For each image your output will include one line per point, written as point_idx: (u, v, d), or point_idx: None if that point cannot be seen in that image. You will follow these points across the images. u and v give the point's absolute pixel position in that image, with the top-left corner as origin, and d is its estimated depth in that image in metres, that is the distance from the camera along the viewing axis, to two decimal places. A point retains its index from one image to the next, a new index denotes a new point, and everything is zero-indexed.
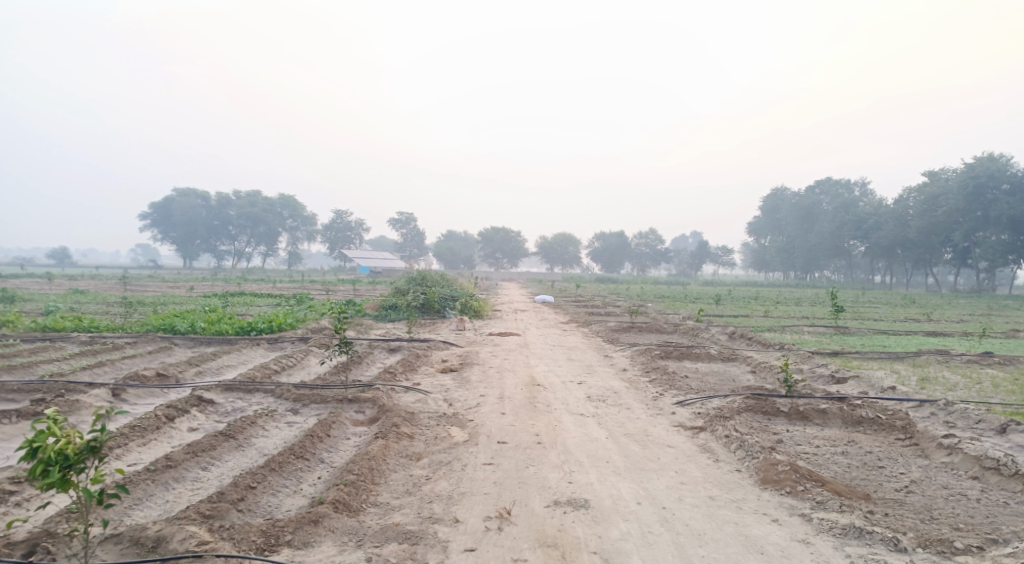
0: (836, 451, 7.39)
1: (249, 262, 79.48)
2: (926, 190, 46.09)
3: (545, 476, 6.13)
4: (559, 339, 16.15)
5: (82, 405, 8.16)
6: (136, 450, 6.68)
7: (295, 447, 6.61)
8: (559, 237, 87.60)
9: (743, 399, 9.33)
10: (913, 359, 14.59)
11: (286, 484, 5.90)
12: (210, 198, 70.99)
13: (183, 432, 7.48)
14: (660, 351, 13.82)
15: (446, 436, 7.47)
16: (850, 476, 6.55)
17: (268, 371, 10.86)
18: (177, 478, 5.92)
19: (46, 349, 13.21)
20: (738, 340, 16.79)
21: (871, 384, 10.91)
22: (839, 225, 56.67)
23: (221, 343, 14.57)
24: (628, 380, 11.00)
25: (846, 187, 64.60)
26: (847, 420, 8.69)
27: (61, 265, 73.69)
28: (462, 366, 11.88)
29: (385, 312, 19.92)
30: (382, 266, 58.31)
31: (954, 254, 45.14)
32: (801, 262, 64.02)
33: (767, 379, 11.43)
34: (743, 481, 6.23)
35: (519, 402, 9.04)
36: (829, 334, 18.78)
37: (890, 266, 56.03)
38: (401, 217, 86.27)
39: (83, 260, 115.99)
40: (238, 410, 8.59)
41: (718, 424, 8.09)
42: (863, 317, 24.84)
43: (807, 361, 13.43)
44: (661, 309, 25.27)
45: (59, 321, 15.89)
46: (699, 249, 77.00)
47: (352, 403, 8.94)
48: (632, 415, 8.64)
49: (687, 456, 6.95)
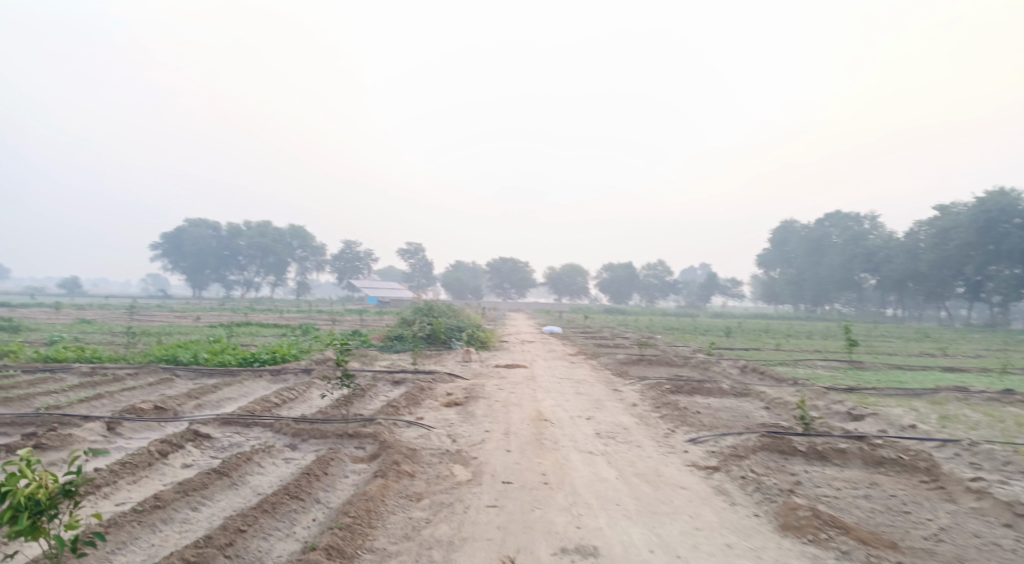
0: (858, 495, 7.02)
1: (257, 292, 79.58)
2: (937, 223, 45.80)
3: (552, 520, 5.81)
4: (567, 372, 15.81)
5: (74, 440, 7.95)
6: (125, 488, 6.42)
7: (289, 487, 6.32)
8: (567, 268, 87.50)
9: (758, 437, 8.98)
10: (932, 396, 14.12)
11: (279, 526, 5.62)
12: (221, 228, 71.50)
13: (176, 469, 7.22)
14: (670, 386, 13.44)
15: (448, 475, 7.17)
16: (874, 522, 6.19)
17: (268, 403, 10.60)
18: (165, 519, 5.65)
19: (46, 380, 13.02)
20: (750, 374, 16.39)
21: (890, 422, 10.50)
22: (849, 257, 56.24)
23: (223, 374, 14.35)
24: (637, 415, 10.66)
25: (856, 219, 64.38)
26: (867, 460, 8.33)
27: (71, 294, 74.02)
28: (467, 400, 11.56)
29: (390, 343, 19.64)
30: (389, 297, 58.17)
31: (966, 288, 44.58)
32: (811, 294, 63.47)
33: (782, 416, 11.05)
34: (761, 527, 5.88)
35: (525, 438, 8.72)
36: (843, 369, 18.34)
37: (901, 300, 55.38)
38: (410, 248, 86.49)
39: (94, 289, 117.07)
40: (235, 446, 8.32)
41: (733, 464, 7.75)
42: (877, 351, 24.32)
43: (822, 397, 13.01)
44: (670, 342, 24.86)
45: (62, 351, 15.73)
46: (708, 281, 76.50)
47: (353, 438, 8.66)
48: (643, 453, 8.30)
49: (702, 498, 6.60)
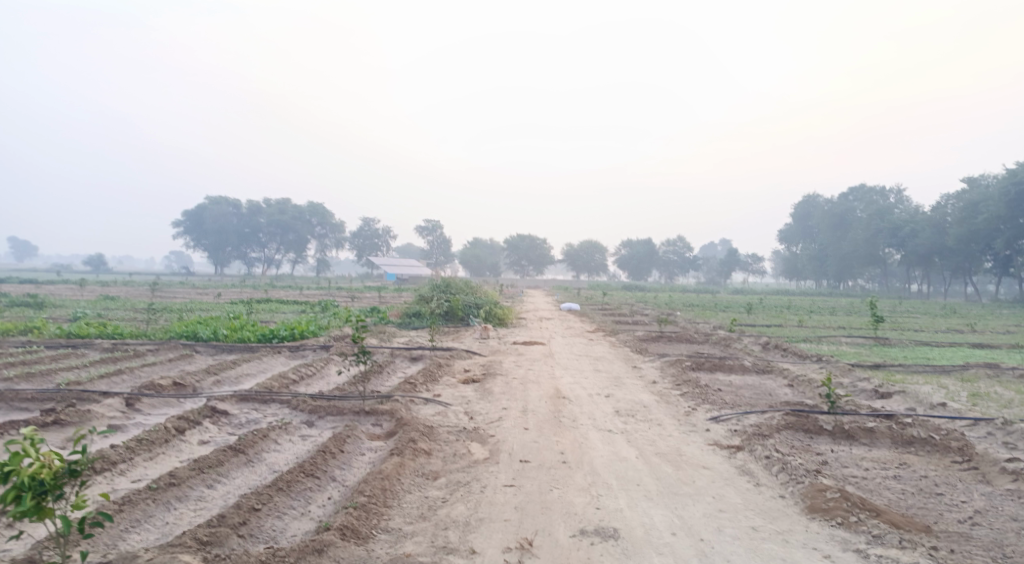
0: (888, 476, 6.79)
1: (278, 269, 80.12)
2: (966, 197, 44.58)
3: (571, 501, 5.67)
4: (585, 349, 15.63)
5: (93, 416, 7.99)
6: (142, 465, 6.41)
7: (305, 464, 6.25)
8: (585, 244, 87.02)
9: (782, 416, 8.75)
10: (961, 374, 13.75)
11: (293, 505, 5.55)
12: (240, 205, 71.82)
13: (193, 446, 7.19)
14: (691, 363, 13.22)
15: (465, 453, 7.06)
16: (906, 504, 5.97)
17: (285, 380, 10.57)
18: (180, 497, 5.62)
19: (68, 356, 13.13)
20: (773, 350, 16.09)
21: (919, 400, 10.20)
22: (874, 232, 55.15)
23: (243, 350, 14.39)
24: (658, 393, 10.47)
25: (880, 194, 63.03)
26: (897, 440, 8.08)
27: (96, 272, 74.93)
28: (484, 377, 11.44)
29: (408, 320, 19.60)
30: (407, 273, 58.21)
31: (995, 263, 43.41)
32: (834, 270, 62.44)
33: (806, 394, 10.80)
34: (788, 509, 5.69)
35: (544, 417, 8.58)
36: (869, 345, 17.97)
37: (927, 275, 54.24)
38: (427, 225, 86.45)
39: (119, 266, 118.96)
40: (252, 423, 8.29)
41: (757, 444, 7.54)
42: (902, 327, 23.82)
43: (848, 374, 12.71)
44: (690, 318, 24.55)
45: (84, 327, 15.86)
46: (728, 257, 75.62)
47: (370, 416, 8.58)
48: (664, 432, 8.13)
49: (725, 479, 6.42)
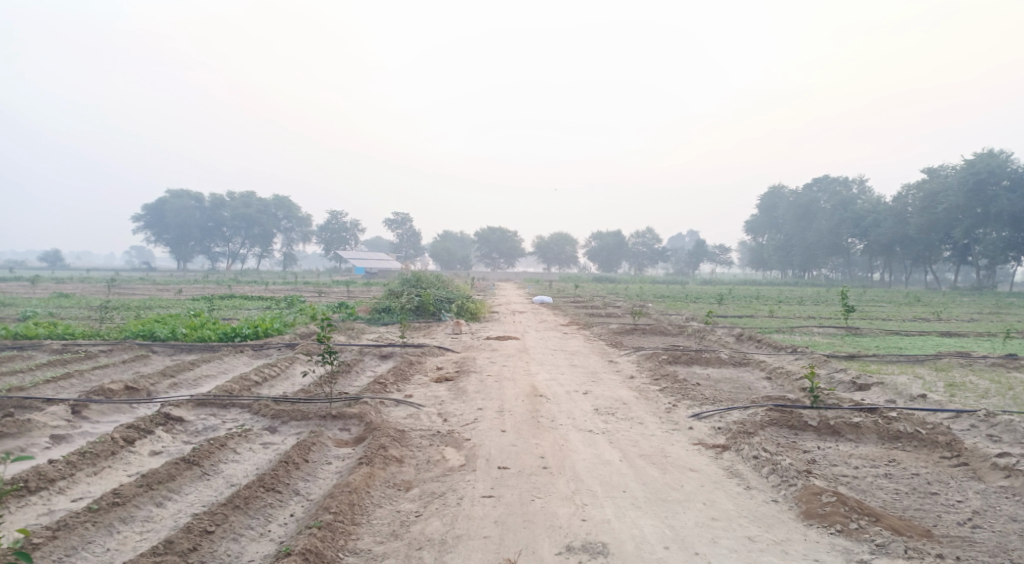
0: (878, 474, 6.57)
1: (243, 264, 78.39)
2: (925, 187, 45.37)
3: (554, 512, 5.29)
4: (560, 343, 15.29)
5: (34, 426, 7.32)
6: (85, 481, 5.83)
7: (264, 478, 5.75)
8: (555, 236, 86.84)
9: (765, 412, 8.50)
10: (935, 363, 13.77)
11: (251, 525, 5.07)
12: (203, 199, 69.99)
13: (143, 457, 6.61)
14: (667, 356, 12.98)
15: (440, 460, 6.61)
16: (901, 506, 5.76)
17: (247, 382, 9.98)
18: (125, 519, 5.07)
19: (12, 359, 12.30)
20: (747, 342, 15.95)
21: (899, 392, 10.06)
22: (837, 222, 55.90)
23: (204, 351, 13.72)
24: (636, 389, 10.15)
25: (844, 183, 63.91)
26: (883, 435, 7.89)
27: (51, 268, 72.17)
28: (458, 374, 11.00)
29: (378, 315, 19.05)
30: (377, 267, 57.23)
31: (954, 251, 44.36)
32: (799, 260, 63.28)
33: (786, 387, 10.59)
34: (782, 515, 5.44)
35: (521, 417, 8.19)
36: (841, 335, 17.97)
37: (889, 264, 55.25)
38: (396, 217, 85.18)
39: (77, 262, 115.32)
40: (210, 430, 7.72)
41: (744, 442, 7.24)
42: (870, 316, 24.01)
43: (825, 365, 12.59)
44: (663, 310, 24.40)
45: (31, 327, 14.93)
46: (697, 248, 76.21)
47: (337, 420, 8.08)
48: (646, 431, 7.79)
49: (714, 482, 6.10)
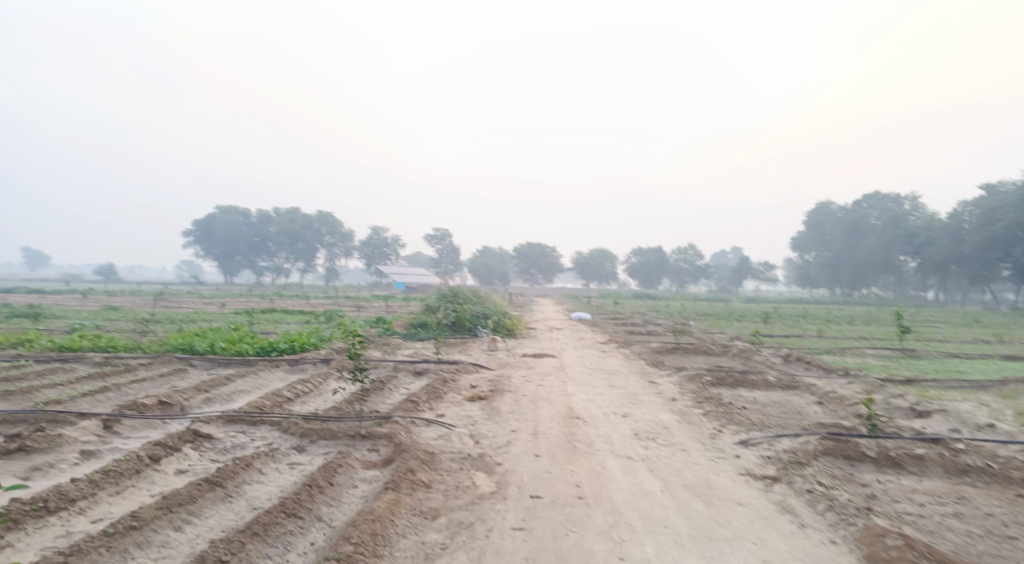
0: (947, 513, 5.99)
1: (287, 278, 79.82)
2: (982, 203, 43.38)
3: (590, 549, 4.91)
4: (598, 362, 14.84)
5: (64, 441, 7.28)
6: (106, 501, 5.69)
7: (287, 502, 5.52)
8: (595, 252, 86.17)
9: (819, 440, 7.93)
10: (1000, 389, 12.85)
11: (269, 554, 4.83)
12: (251, 215, 71.70)
13: (168, 477, 6.46)
14: (711, 377, 12.38)
15: (469, 486, 6.30)
16: (976, 551, 5.21)
17: (279, 398, 9.84)
18: (140, 544, 4.89)
19: (55, 371, 12.48)
20: (795, 364, 15.22)
21: (964, 421, 9.32)
22: (887, 239, 53.90)
23: (240, 365, 13.74)
24: (678, 412, 9.65)
25: (895, 200, 61.71)
26: (950, 468, 7.25)
27: (106, 281, 74.64)
28: (492, 393, 10.69)
29: (414, 330, 18.89)
30: (416, 282, 57.47)
31: (1014, 270, 42.26)
32: (848, 278, 61.24)
33: (839, 413, 9.95)
34: (842, 559, 4.96)
35: (556, 440, 7.81)
36: (896, 357, 17.04)
37: (944, 284, 52.94)
38: (436, 233, 85.66)
39: (132, 274, 119.43)
40: (238, 448, 7.57)
41: (796, 474, 6.72)
42: (927, 338, 22.79)
43: (881, 390, 11.83)
44: (705, 328, 23.69)
45: (76, 340, 15.19)
46: (740, 265, 74.58)
47: (366, 440, 7.84)
48: (689, 459, 7.31)
49: (764, 518, 5.63)
